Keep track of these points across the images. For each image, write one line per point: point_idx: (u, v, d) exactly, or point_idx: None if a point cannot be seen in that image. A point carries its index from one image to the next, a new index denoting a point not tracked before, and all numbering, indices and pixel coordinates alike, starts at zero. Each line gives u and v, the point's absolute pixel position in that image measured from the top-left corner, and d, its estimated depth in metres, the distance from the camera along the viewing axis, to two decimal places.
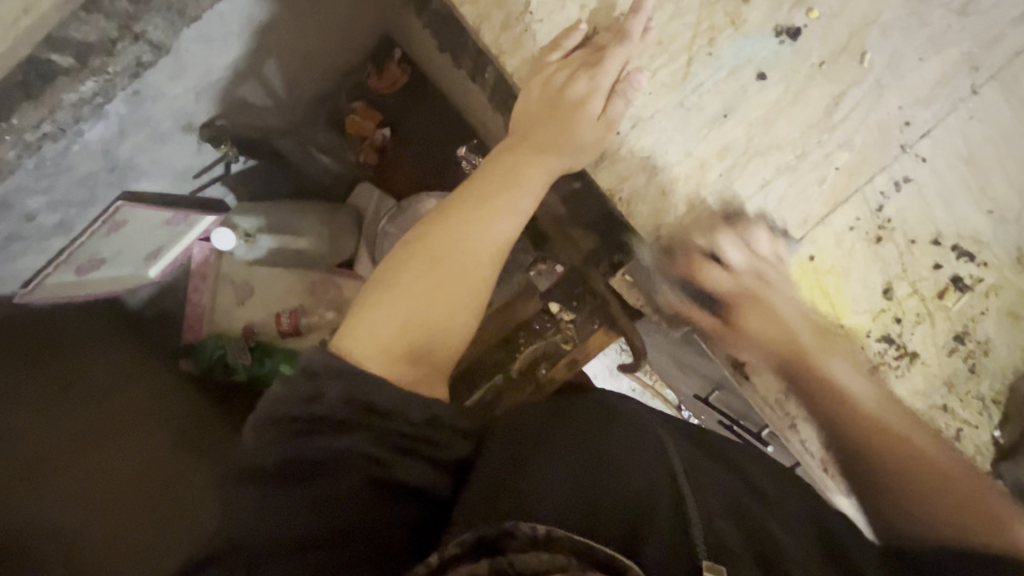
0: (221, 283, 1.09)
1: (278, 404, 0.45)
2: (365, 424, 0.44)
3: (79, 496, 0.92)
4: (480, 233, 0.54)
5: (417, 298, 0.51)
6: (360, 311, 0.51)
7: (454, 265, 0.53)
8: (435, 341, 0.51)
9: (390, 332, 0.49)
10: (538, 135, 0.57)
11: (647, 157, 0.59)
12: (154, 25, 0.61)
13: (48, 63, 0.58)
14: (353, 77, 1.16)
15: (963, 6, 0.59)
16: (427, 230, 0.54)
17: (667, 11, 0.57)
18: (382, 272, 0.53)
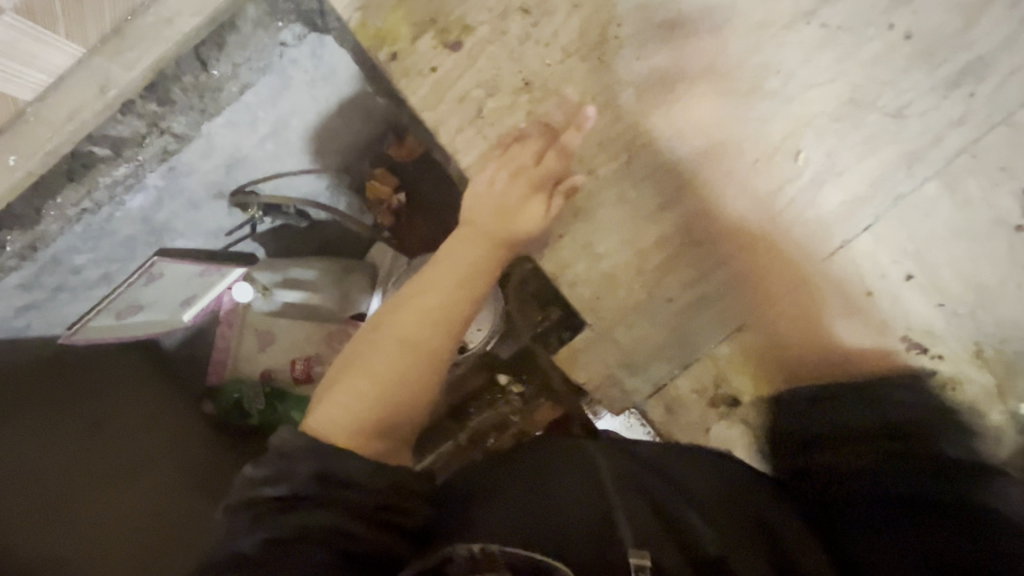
0: (246, 330, 1.19)
1: (245, 492, 0.46)
2: (328, 494, 0.44)
3: (87, 536, 0.97)
4: (448, 304, 0.56)
5: (384, 380, 0.53)
6: (329, 393, 0.53)
7: (421, 337, 0.55)
8: (402, 414, 0.53)
9: (357, 405, 0.52)
10: (497, 222, 0.59)
11: (587, 245, 0.63)
12: (178, 121, 0.73)
13: (89, 154, 0.70)
14: (374, 145, 1.17)
15: (900, 108, 0.61)
16: (393, 316, 0.56)
17: (608, 114, 0.62)
18: (355, 351, 0.56)
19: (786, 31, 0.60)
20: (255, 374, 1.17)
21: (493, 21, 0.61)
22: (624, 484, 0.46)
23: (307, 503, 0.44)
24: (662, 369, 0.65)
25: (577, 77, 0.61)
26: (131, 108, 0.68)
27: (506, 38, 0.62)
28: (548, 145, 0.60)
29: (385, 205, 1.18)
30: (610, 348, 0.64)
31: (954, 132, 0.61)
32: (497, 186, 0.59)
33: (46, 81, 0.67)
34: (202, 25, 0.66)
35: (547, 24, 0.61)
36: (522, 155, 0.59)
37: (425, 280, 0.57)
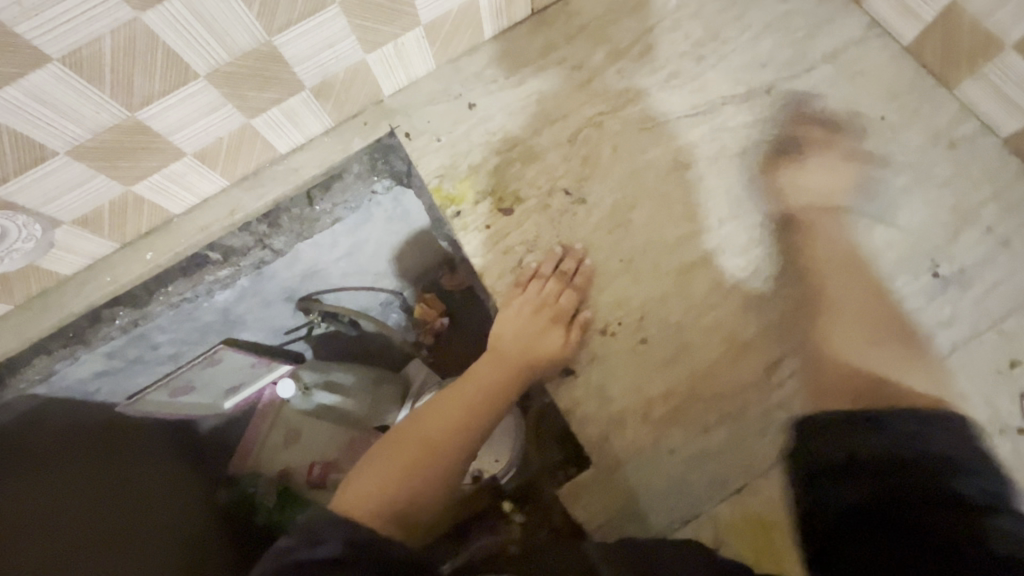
0: (276, 424, 1.25)
1: (273, 560, 0.51)
2: (359, 559, 0.51)
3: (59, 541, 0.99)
4: (474, 413, 0.65)
5: (407, 473, 0.61)
6: (357, 479, 0.61)
7: (447, 440, 0.63)
8: (418, 505, 0.60)
9: (382, 491, 0.59)
10: (519, 350, 0.69)
11: (598, 386, 0.69)
12: (279, 238, 0.90)
13: (204, 257, 0.86)
14: (429, 276, 1.38)
15: (890, 305, 0.69)
16: (420, 419, 0.65)
17: (626, 279, 0.73)
18: (386, 443, 0.64)
19: (781, 231, 0.73)
20: (273, 471, 1.20)
21: (540, 196, 0.77)
22: None
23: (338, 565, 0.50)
24: (660, 519, 0.66)
25: (603, 245, 0.75)
26: (249, 227, 0.86)
27: (549, 209, 0.77)
28: (571, 291, 0.71)
29: (429, 325, 1.35)
30: (613, 491, 0.66)
31: (943, 331, 0.68)
32: (526, 322, 0.70)
33: (193, 202, 0.82)
34: (319, 174, 0.84)
35: (583, 203, 0.76)
36: (547, 294, 0.70)
37: (456, 390, 0.67)
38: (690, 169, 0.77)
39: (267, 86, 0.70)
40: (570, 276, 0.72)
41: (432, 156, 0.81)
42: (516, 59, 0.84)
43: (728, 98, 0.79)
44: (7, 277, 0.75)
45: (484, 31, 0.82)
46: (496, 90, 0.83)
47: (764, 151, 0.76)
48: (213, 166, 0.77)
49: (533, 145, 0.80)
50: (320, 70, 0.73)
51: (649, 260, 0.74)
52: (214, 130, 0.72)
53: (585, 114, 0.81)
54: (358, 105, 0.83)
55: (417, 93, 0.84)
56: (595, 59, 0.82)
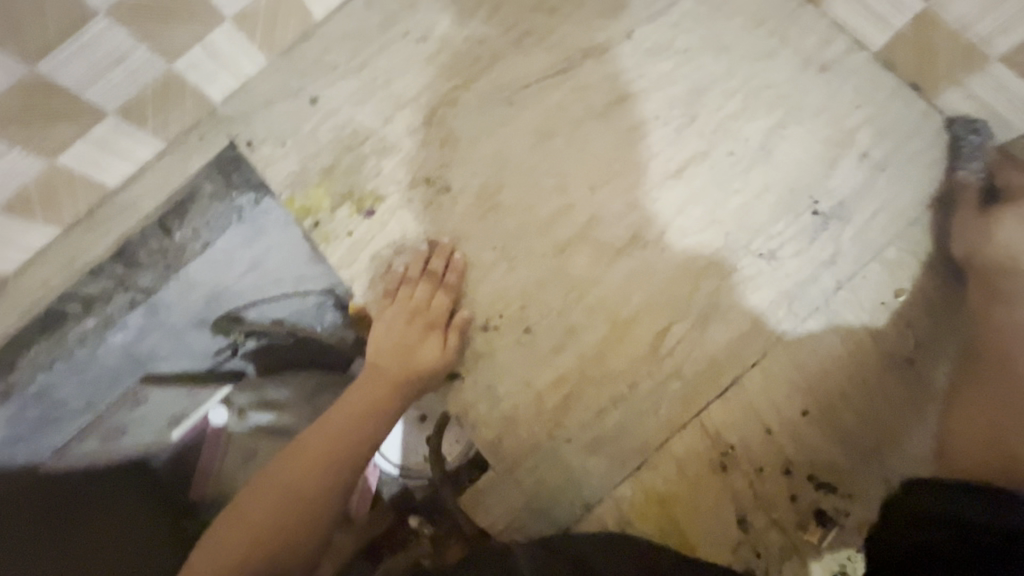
0: None
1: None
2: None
3: None
4: (348, 451, 0.60)
5: (272, 526, 0.56)
6: (214, 535, 0.56)
7: (319, 482, 0.59)
8: (287, 557, 0.57)
9: (242, 547, 0.55)
10: (394, 364, 0.65)
11: (486, 386, 0.67)
12: (145, 275, 0.82)
13: (62, 311, 0.80)
14: None
15: (772, 252, 0.66)
16: (290, 457, 0.60)
17: (502, 268, 0.69)
18: (252, 488, 0.59)
19: (657, 190, 0.69)
20: None
21: (401, 192, 0.72)
22: None
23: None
24: (569, 508, 0.64)
25: (474, 234, 0.70)
26: (105, 271, 0.79)
27: (413, 204, 0.71)
28: (444, 292, 0.67)
29: None
30: (513, 491, 0.65)
31: (827, 271, 0.66)
32: (400, 333, 0.66)
33: (27, 254, 0.76)
34: (161, 205, 0.77)
35: (448, 192, 0.71)
36: (419, 299, 0.67)
37: (326, 423, 0.62)
38: (556, 136, 0.71)
39: (58, 123, 0.61)
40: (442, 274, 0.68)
41: (281, 165, 0.74)
42: (357, 38, 0.75)
43: (589, 51, 0.72)
44: None
45: (312, 12, 0.73)
46: (339, 77, 0.74)
47: (633, 104, 0.71)
48: (33, 215, 0.69)
49: (388, 135, 0.73)
50: (119, 91, 0.63)
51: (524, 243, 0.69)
52: (13, 180, 0.63)
53: (439, 91, 0.73)
54: (188, 118, 0.74)
55: (253, 95, 0.75)
56: (442, 25, 0.74)
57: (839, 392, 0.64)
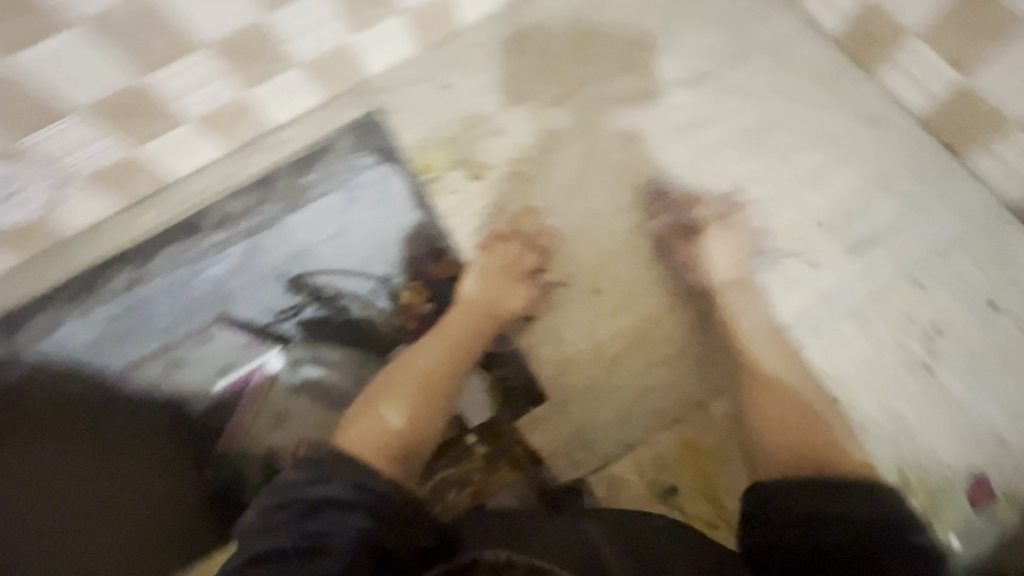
0: None
1: (282, 492, 0.62)
2: (357, 500, 0.60)
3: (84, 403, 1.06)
4: (456, 360, 0.74)
5: (401, 415, 0.70)
6: (355, 423, 0.70)
7: (437, 382, 0.73)
8: (411, 444, 0.70)
9: (380, 430, 0.69)
10: (484, 299, 0.77)
11: (556, 331, 0.78)
12: (274, 205, 0.93)
13: (202, 221, 0.92)
14: None
15: (816, 261, 0.78)
16: (411, 363, 0.75)
17: (583, 237, 0.82)
18: (382, 384, 0.74)
19: (723, 197, 0.82)
20: None
21: (509, 166, 0.87)
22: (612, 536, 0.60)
23: (344, 504, 0.60)
24: (610, 447, 0.75)
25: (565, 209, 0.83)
26: (244, 194, 0.93)
27: (516, 177, 0.86)
28: (530, 251, 0.81)
29: None
30: (564, 424, 0.75)
31: (862, 284, 0.76)
32: (496, 278, 0.78)
33: (194, 168, 0.91)
34: (302, 148, 0.93)
35: (547, 172, 0.85)
36: (511, 257, 0.80)
37: (437, 337, 0.76)
38: (644, 142, 0.86)
39: (264, 60, 0.78)
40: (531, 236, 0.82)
41: (413, 132, 0.91)
42: (491, 44, 0.92)
43: (679, 81, 0.88)
44: (24, 230, 0.82)
45: (463, 18, 0.91)
46: (471, 71, 0.92)
47: (711, 128, 0.85)
48: (215, 132, 0.86)
49: (504, 120, 0.89)
50: (312, 49, 0.81)
51: (605, 222, 0.82)
52: (215, 101, 0.80)
53: (553, 94, 0.89)
54: (347, 84, 0.91)
55: (400, 75, 0.93)
56: (563, 45, 0.91)
57: (862, 385, 0.73)
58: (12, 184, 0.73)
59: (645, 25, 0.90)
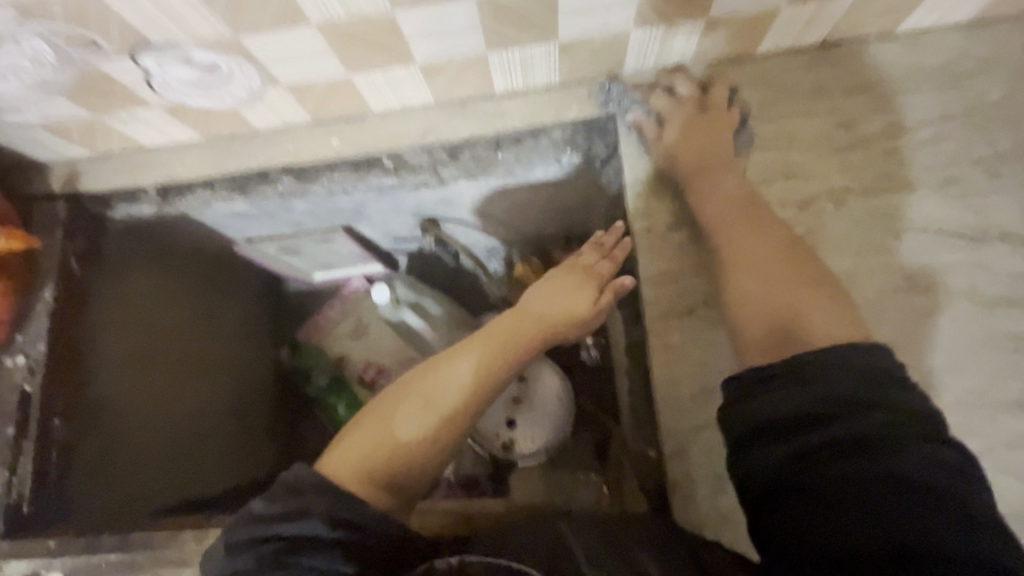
0: (349, 314, 1.23)
1: (250, 525, 0.56)
2: (337, 537, 0.55)
3: (167, 298, 1.02)
4: (480, 379, 0.67)
5: (400, 436, 0.63)
6: (345, 444, 0.63)
7: (450, 403, 0.65)
8: (409, 468, 0.63)
9: (373, 451, 0.62)
10: (546, 315, 0.72)
11: (717, 476, 0.66)
12: (451, 171, 0.81)
13: (378, 161, 0.81)
14: (542, 240, 1.22)
15: None
16: (427, 373, 0.67)
17: None
18: (386, 397, 0.67)
19: (998, 409, 0.63)
20: (332, 356, 1.21)
21: None
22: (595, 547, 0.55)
23: (320, 542, 0.54)
24: None
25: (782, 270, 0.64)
26: (432, 151, 0.80)
27: None
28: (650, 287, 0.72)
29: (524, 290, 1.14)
30: None
31: None
32: (560, 293, 0.74)
33: (395, 107, 0.80)
34: (519, 128, 0.78)
35: None
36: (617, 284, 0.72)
37: (461, 352, 0.69)
38: (922, 294, 0.66)
39: (524, 28, 0.65)
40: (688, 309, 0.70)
41: (643, 160, 0.75)
42: (782, 89, 0.73)
43: (1009, 235, 0.66)
44: (210, 113, 0.76)
45: (762, 43, 0.72)
46: (744, 113, 0.73)
47: (1021, 314, 0.65)
48: (431, 81, 0.74)
49: (757, 191, 0.71)
50: (581, 30, 0.66)
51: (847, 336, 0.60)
52: (451, 53, 0.68)
53: (831, 182, 0.70)
54: (591, 74, 0.76)
55: (656, 83, 0.76)
56: (872, 126, 0.71)
57: None
58: (222, 72, 0.67)
59: (987, 143, 0.69)
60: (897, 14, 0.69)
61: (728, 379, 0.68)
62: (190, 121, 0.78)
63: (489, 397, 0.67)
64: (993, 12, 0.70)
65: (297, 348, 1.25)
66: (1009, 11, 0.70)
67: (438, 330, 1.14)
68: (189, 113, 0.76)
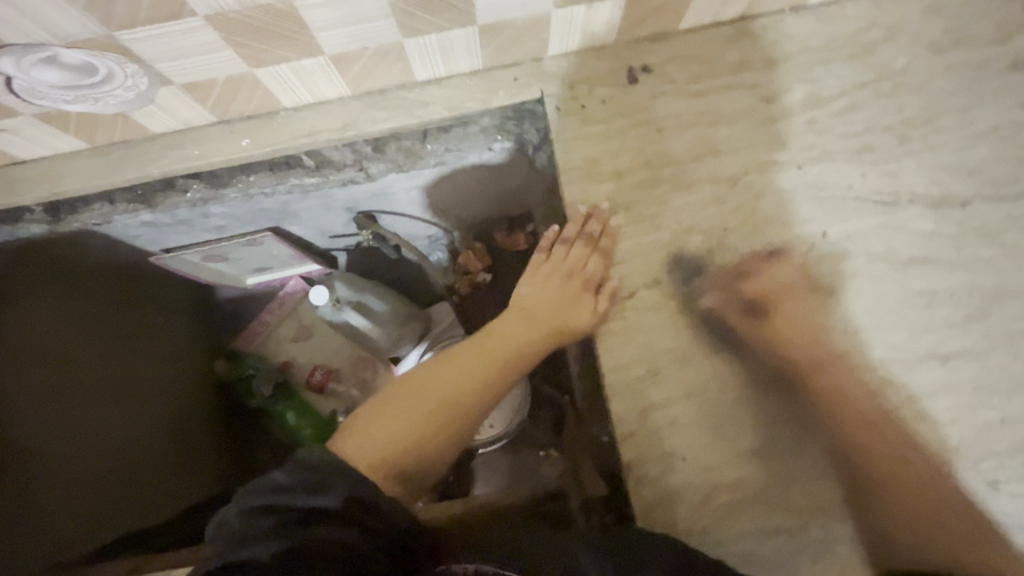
0: (290, 317, 1.19)
1: (265, 495, 0.51)
2: (356, 516, 0.51)
3: (72, 325, 0.94)
4: (498, 375, 0.66)
5: (413, 422, 0.61)
6: (357, 425, 0.61)
7: (464, 398, 0.64)
8: (417, 461, 0.61)
9: (386, 439, 0.60)
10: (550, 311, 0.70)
11: (669, 454, 0.68)
12: (377, 166, 0.79)
13: (298, 159, 0.77)
14: (485, 225, 1.19)
15: (996, 480, 0.65)
16: (442, 367, 0.66)
17: (735, 352, 0.68)
18: (402, 382, 0.65)
19: (917, 363, 0.67)
20: (277, 361, 1.17)
21: (677, 233, 0.71)
22: (591, 548, 0.54)
23: (336, 517, 0.50)
24: None
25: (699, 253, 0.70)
26: (353, 144, 0.77)
27: (683, 249, 0.70)
28: (599, 257, 0.70)
29: (470, 276, 1.16)
30: None
31: None
32: (551, 288, 0.71)
33: (308, 101, 0.74)
34: (446, 117, 0.74)
35: (720, 253, 0.70)
36: (575, 261, 0.71)
37: (478, 343, 0.68)
38: (848, 261, 0.69)
39: (440, 13, 0.60)
40: (631, 292, 0.70)
41: (575, 145, 0.73)
42: (706, 64, 0.73)
43: (919, 197, 0.70)
44: (94, 118, 0.68)
45: (683, 19, 0.71)
46: (670, 90, 0.73)
47: (933, 271, 0.69)
48: (345, 72, 0.68)
49: (689, 169, 0.72)
50: (500, 13, 0.63)
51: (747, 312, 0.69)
52: (363, 41, 0.63)
53: (758, 156, 0.72)
54: (516, 56, 0.73)
55: (582, 63, 0.74)
56: (792, 97, 0.73)
57: None
58: (100, 72, 0.59)
59: (896, 110, 0.72)
60: None
61: (672, 359, 0.69)
62: (71, 128, 0.69)
63: (501, 392, 0.67)
64: None
65: (236, 356, 1.17)
66: None
67: (384, 329, 1.11)
68: (69, 119, 0.67)
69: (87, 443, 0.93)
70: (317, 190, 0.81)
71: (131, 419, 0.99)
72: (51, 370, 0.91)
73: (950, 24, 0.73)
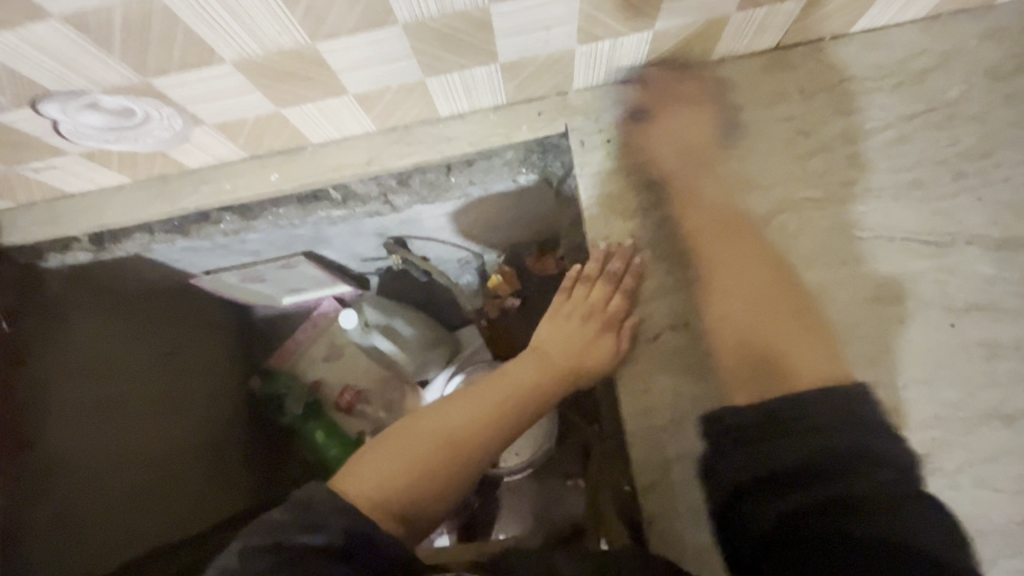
0: (321, 338, 1.20)
1: (261, 536, 0.51)
2: (354, 551, 0.51)
3: (120, 340, 0.98)
4: (510, 417, 0.65)
5: (420, 463, 0.60)
6: (363, 462, 0.60)
7: (472, 440, 0.62)
8: (420, 503, 0.59)
9: (390, 479, 0.58)
10: (564, 354, 0.69)
11: (694, 509, 0.64)
12: (402, 198, 0.79)
13: (325, 192, 0.78)
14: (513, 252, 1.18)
15: None
16: (452, 405, 0.64)
17: None
18: (410, 420, 0.63)
19: (976, 422, 0.61)
20: (307, 381, 1.17)
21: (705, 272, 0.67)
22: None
23: (335, 554, 0.50)
24: None
25: (738, 293, 0.65)
26: (379, 178, 0.77)
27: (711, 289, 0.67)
28: (620, 296, 0.69)
29: (499, 300, 1.14)
30: None
31: None
32: (568, 329, 0.70)
33: (334, 137, 0.75)
34: (469, 151, 0.74)
35: None
36: (595, 300, 0.69)
37: (490, 383, 0.66)
38: (895, 306, 0.64)
39: (462, 52, 0.60)
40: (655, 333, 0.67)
41: (600, 179, 0.71)
42: (738, 95, 0.70)
43: (977, 238, 0.64)
44: (134, 156, 0.71)
45: (714, 49, 0.69)
46: (700, 123, 0.70)
47: (994, 320, 0.63)
48: (369, 110, 0.69)
49: (720, 204, 0.68)
50: (522, 50, 0.62)
51: (799, 351, 0.61)
52: (386, 81, 0.63)
53: (795, 192, 0.68)
54: (540, 90, 0.72)
55: (607, 96, 0.72)
56: (833, 130, 0.68)
57: None
58: (138, 115, 0.61)
59: (951, 143, 0.66)
60: (854, 12, 0.66)
61: (699, 407, 0.65)
62: (115, 165, 0.73)
63: (511, 435, 0.65)
64: (951, 5, 0.68)
65: (269, 376, 1.20)
66: (965, 3, 0.68)
67: (410, 352, 1.13)
68: (111, 157, 0.70)
69: (122, 459, 0.95)
70: (345, 220, 0.83)
71: (164, 434, 1.02)
72: (100, 383, 0.94)
73: (1013, 50, 0.67)
